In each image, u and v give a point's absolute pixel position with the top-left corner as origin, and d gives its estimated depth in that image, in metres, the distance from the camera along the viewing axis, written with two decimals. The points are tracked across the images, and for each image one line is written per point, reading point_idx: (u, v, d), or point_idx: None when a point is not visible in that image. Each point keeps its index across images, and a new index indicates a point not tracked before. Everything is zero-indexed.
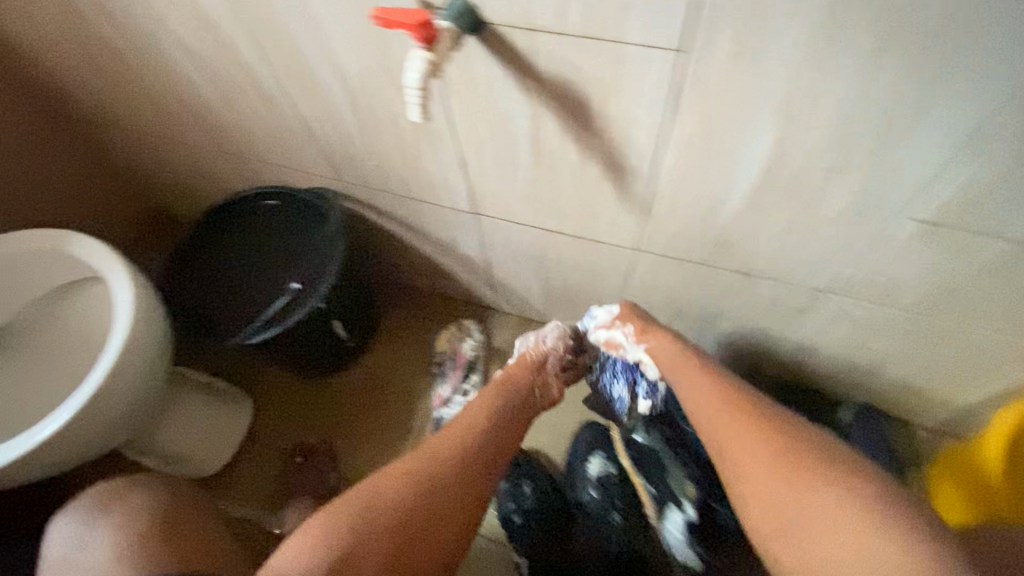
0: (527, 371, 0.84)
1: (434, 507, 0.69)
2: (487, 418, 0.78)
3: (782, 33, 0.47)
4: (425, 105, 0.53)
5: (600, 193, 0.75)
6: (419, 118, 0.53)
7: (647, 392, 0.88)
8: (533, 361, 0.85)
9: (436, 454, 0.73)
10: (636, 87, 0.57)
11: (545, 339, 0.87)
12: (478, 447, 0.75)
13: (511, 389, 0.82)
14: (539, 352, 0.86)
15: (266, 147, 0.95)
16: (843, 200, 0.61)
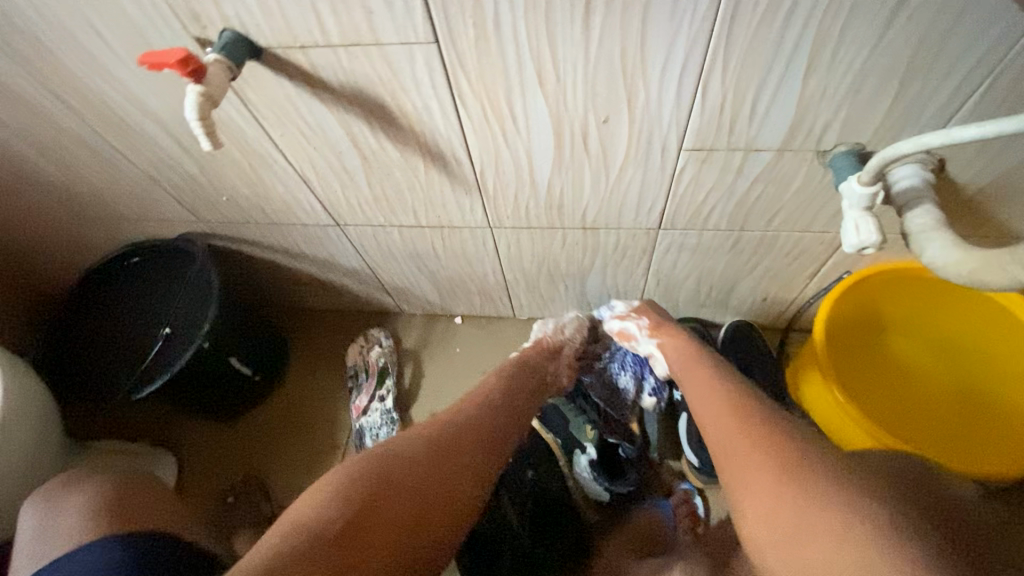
0: (546, 352, 0.89)
1: (460, 465, 0.68)
2: (508, 395, 0.80)
3: (508, 13, 0.53)
4: (211, 134, 0.56)
5: (435, 180, 0.80)
6: (209, 147, 0.56)
7: (654, 387, 0.95)
8: (550, 345, 0.90)
9: (460, 417, 0.73)
10: (415, 79, 0.62)
11: (566, 329, 0.92)
12: (496, 416, 0.76)
13: (528, 370, 0.85)
14: (556, 338, 0.91)
15: (118, 203, 0.94)
16: (627, 145, 0.68)
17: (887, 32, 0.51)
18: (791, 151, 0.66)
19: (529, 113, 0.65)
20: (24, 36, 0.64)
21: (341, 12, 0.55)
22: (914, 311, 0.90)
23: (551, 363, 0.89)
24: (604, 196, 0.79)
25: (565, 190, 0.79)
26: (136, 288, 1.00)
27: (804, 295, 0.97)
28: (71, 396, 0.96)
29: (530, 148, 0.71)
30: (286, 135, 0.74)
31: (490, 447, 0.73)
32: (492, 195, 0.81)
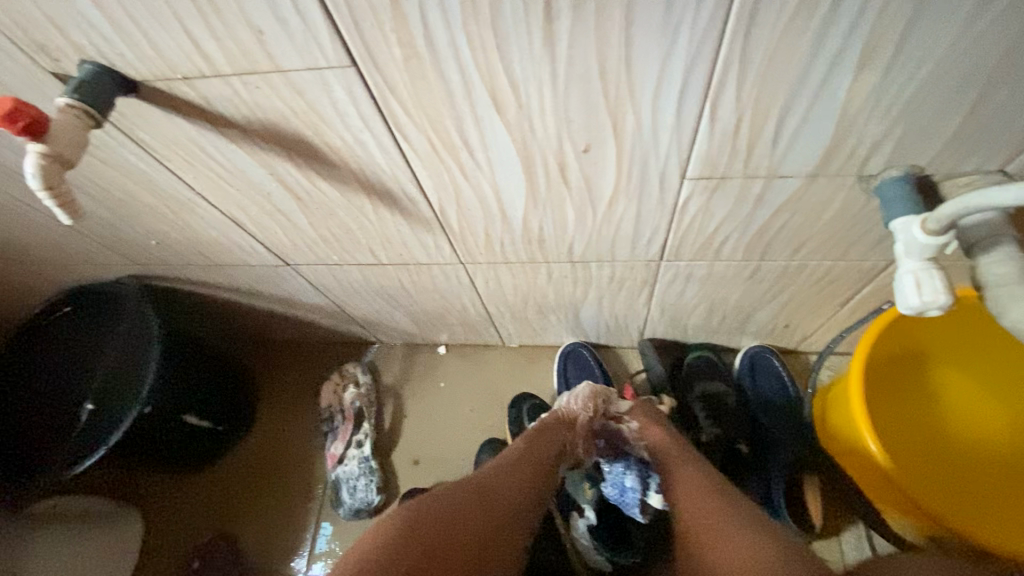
0: (563, 424, 0.76)
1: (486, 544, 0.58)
2: (532, 467, 0.68)
3: (439, 28, 0.39)
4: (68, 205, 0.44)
5: (388, 219, 0.66)
6: (68, 222, 0.45)
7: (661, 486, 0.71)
8: (567, 417, 0.77)
9: (488, 486, 0.63)
10: (335, 112, 0.48)
11: (578, 401, 0.77)
12: (521, 486, 0.66)
13: (546, 440, 0.73)
14: (568, 410, 0.77)
15: (38, 249, 0.83)
16: (614, 176, 0.54)
17: (971, 29, 0.36)
18: (825, 176, 0.52)
19: (488, 144, 0.52)
20: None
21: (219, 35, 0.41)
22: (975, 351, 0.75)
23: (570, 434, 0.75)
24: (592, 230, 0.65)
25: (545, 225, 0.65)
26: (66, 343, 0.88)
27: (833, 323, 0.83)
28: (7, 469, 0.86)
29: (496, 183, 0.57)
30: (199, 177, 0.60)
31: (505, 534, 0.61)
32: (459, 232, 0.68)
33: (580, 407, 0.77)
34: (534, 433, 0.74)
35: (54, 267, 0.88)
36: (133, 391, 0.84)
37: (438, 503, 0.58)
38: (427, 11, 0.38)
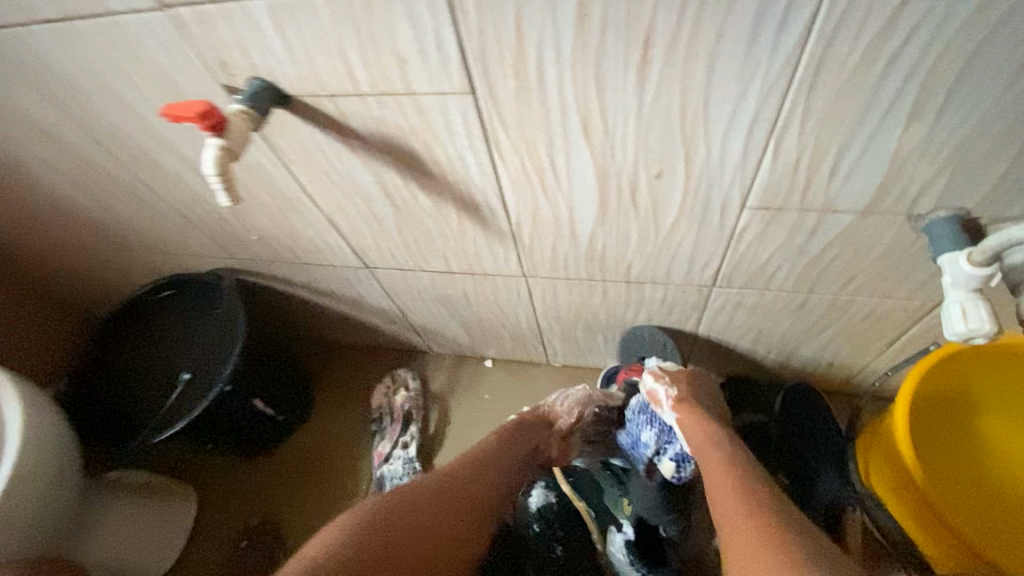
0: (541, 426, 0.91)
1: (461, 513, 0.75)
2: (506, 459, 0.83)
3: (551, 65, 0.48)
4: (230, 190, 0.53)
5: (468, 229, 0.74)
6: (227, 203, 0.53)
7: (675, 455, 0.80)
8: (543, 418, 0.92)
9: (465, 471, 0.78)
10: (446, 130, 0.57)
11: (566, 401, 0.93)
12: (496, 472, 0.81)
13: (523, 438, 0.87)
14: (553, 411, 0.93)
15: (153, 238, 0.95)
16: (678, 202, 0.61)
17: (1011, 87, 0.43)
18: (876, 213, 0.57)
19: (572, 167, 0.59)
20: (60, 78, 0.63)
21: (369, 62, 0.51)
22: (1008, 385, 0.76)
23: (547, 433, 0.91)
24: (651, 253, 0.71)
25: (609, 246, 0.71)
26: (160, 323, 0.99)
27: (876, 363, 0.85)
28: (97, 430, 0.97)
29: (572, 202, 0.65)
30: (315, 181, 0.70)
31: (479, 510, 0.77)
32: (528, 246, 0.75)
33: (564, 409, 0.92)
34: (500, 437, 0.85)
35: (157, 255, 1.00)
36: (215, 373, 0.93)
37: (423, 484, 0.74)
38: (544, 51, 0.47)
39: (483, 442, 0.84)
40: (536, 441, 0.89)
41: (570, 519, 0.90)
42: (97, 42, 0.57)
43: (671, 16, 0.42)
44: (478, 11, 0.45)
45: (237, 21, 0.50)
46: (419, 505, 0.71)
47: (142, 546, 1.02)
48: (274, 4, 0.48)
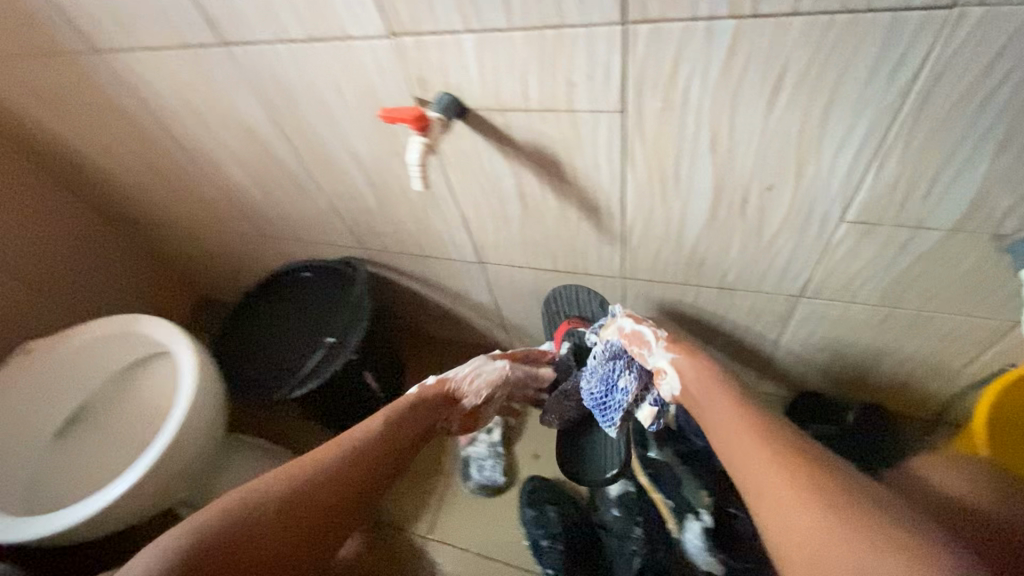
0: (433, 400, 0.91)
1: (332, 489, 0.76)
2: (395, 435, 0.84)
3: (698, 89, 0.60)
4: (425, 176, 0.66)
5: (584, 229, 0.86)
6: (421, 187, 0.67)
7: (655, 396, 0.88)
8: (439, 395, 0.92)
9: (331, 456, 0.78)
10: (593, 143, 0.70)
11: (484, 379, 0.93)
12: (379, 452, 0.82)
13: (417, 415, 0.88)
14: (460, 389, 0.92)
15: (300, 225, 1.11)
16: (783, 212, 0.71)
17: None
18: (963, 231, 0.65)
19: (693, 177, 0.70)
20: (279, 88, 0.79)
21: (545, 83, 0.64)
22: None
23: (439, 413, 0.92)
24: (747, 259, 0.81)
25: (709, 251, 0.81)
26: (294, 299, 1.16)
27: (951, 381, 0.90)
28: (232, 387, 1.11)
29: (685, 210, 0.76)
30: (462, 181, 0.84)
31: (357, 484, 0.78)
32: (634, 248, 0.86)
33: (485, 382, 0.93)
34: (401, 406, 0.87)
35: (291, 241, 1.18)
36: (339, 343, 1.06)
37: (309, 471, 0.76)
38: (694, 79, 0.59)
39: (388, 412, 0.86)
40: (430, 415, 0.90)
41: (647, 506, 0.97)
42: (321, 61, 0.72)
43: (805, 56, 0.54)
44: (647, 48, 0.57)
45: (447, 49, 0.65)
46: (314, 471, 0.76)
47: None
48: (482, 38, 0.62)
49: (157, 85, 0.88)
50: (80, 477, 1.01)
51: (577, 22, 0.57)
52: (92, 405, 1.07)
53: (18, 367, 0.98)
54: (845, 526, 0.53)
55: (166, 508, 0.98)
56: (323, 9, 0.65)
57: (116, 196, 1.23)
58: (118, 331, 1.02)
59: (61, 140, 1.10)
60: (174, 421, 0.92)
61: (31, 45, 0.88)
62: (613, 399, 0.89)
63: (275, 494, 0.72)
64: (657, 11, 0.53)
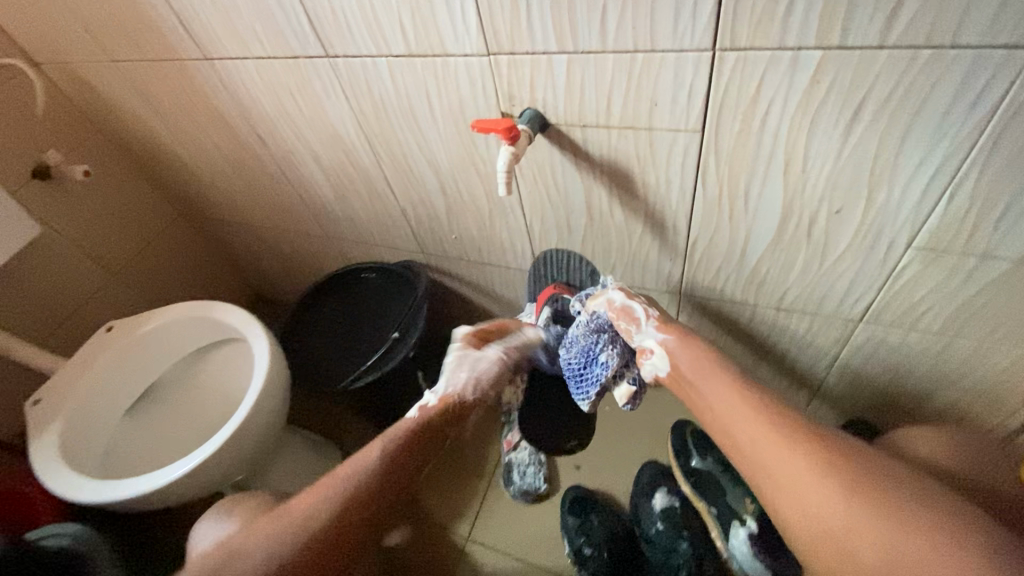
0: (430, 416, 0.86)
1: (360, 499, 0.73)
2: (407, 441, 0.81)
3: (778, 113, 0.63)
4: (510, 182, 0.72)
5: (646, 244, 0.89)
6: (506, 191, 0.72)
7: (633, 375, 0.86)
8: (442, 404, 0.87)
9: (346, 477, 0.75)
10: (667, 160, 0.74)
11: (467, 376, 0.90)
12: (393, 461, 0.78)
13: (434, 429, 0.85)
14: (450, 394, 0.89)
15: (366, 227, 1.18)
16: (850, 235, 0.73)
17: None
18: None
19: (762, 197, 0.73)
20: (371, 97, 0.86)
21: (628, 102, 0.69)
22: None
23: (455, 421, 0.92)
24: (809, 281, 0.83)
25: (771, 270, 0.84)
26: (358, 299, 1.25)
27: (1012, 419, 0.89)
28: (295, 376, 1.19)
29: (751, 228, 0.79)
30: (533, 192, 0.89)
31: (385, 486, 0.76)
32: (695, 264, 0.89)
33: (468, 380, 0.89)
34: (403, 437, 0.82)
35: (354, 242, 1.25)
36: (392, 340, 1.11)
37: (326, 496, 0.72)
38: (774, 103, 0.62)
39: (387, 442, 0.80)
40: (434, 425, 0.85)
41: (691, 519, 1.00)
42: (417, 74, 0.78)
43: (886, 86, 0.57)
44: (732, 73, 0.61)
45: (539, 68, 0.70)
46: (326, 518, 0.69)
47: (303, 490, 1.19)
48: (573, 59, 0.67)
49: (257, 90, 0.96)
50: (146, 451, 1.07)
51: (668, 47, 0.62)
52: (161, 386, 1.13)
53: (103, 341, 1.05)
54: (894, 529, 0.54)
55: (225, 486, 1.01)
56: (427, 27, 0.71)
57: (195, 192, 1.32)
58: (195, 316, 1.09)
59: (155, 139, 1.19)
60: (247, 402, 0.97)
61: (148, 52, 0.98)
62: (590, 371, 0.87)
63: (295, 550, 0.65)
64: (746, 40, 0.58)
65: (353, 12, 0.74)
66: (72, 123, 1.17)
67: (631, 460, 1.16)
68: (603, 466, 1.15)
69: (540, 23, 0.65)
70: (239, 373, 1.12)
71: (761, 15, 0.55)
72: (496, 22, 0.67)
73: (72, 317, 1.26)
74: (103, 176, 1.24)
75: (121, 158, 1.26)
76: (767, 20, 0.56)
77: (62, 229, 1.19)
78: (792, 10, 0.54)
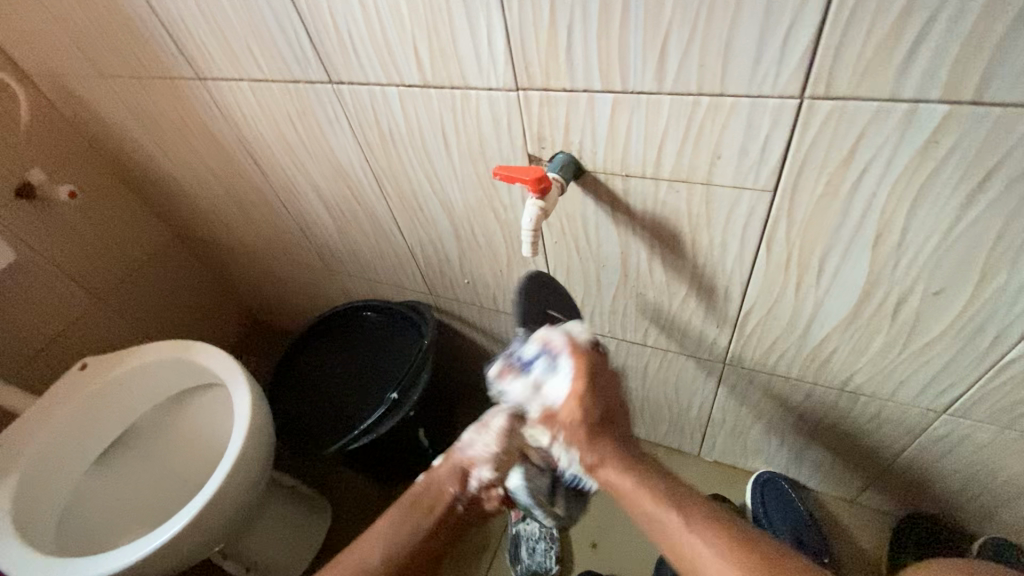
0: (432, 484, 0.72)
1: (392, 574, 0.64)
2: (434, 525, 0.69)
3: (875, 176, 0.51)
4: (536, 242, 0.62)
5: (689, 309, 0.76)
6: (530, 252, 0.62)
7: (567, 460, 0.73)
8: (443, 468, 0.72)
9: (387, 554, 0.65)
10: (725, 222, 0.62)
11: (489, 448, 0.71)
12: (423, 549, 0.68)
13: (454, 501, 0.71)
14: (465, 458, 0.72)
15: (370, 264, 1.07)
16: (944, 322, 0.60)
17: None
18: None
19: (840, 270, 0.61)
20: (378, 129, 0.75)
21: (683, 153, 0.57)
22: None
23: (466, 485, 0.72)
24: (886, 365, 0.69)
25: (840, 350, 0.70)
26: (355, 341, 1.13)
27: None
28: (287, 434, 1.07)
29: (820, 303, 0.66)
30: (558, 243, 0.77)
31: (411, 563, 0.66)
32: (747, 335, 0.76)
33: (485, 455, 0.71)
34: (419, 515, 0.69)
35: (356, 276, 1.13)
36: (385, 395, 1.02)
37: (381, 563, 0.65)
38: (869, 164, 0.51)
39: (411, 518, 0.69)
40: (443, 499, 0.71)
41: None
42: (431, 106, 0.67)
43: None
44: (823, 125, 0.50)
45: (577, 108, 0.58)
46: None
47: (292, 556, 1.07)
48: (620, 98, 0.55)
49: (253, 115, 0.86)
50: (113, 511, 0.94)
51: (742, 91, 0.50)
52: (134, 434, 1.00)
53: (71, 383, 0.94)
54: None
55: (197, 558, 0.89)
56: (446, 55, 0.60)
57: (190, 216, 1.21)
58: (174, 358, 0.97)
59: (148, 159, 1.10)
60: (223, 468, 0.84)
61: (137, 66, 0.89)
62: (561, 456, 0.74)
63: None
64: (847, 87, 0.46)
65: (361, 35, 0.63)
66: (61, 139, 1.07)
67: (653, 539, 1.02)
68: (620, 549, 1.02)
69: (583, 56, 0.54)
70: (221, 423, 1.00)
71: (872, 57, 0.44)
72: (529, 52, 0.56)
73: (49, 349, 1.14)
74: (92, 195, 1.14)
75: (112, 176, 1.17)
76: (880, 64, 0.44)
77: (43, 254, 1.09)
78: (917, 50, 0.42)
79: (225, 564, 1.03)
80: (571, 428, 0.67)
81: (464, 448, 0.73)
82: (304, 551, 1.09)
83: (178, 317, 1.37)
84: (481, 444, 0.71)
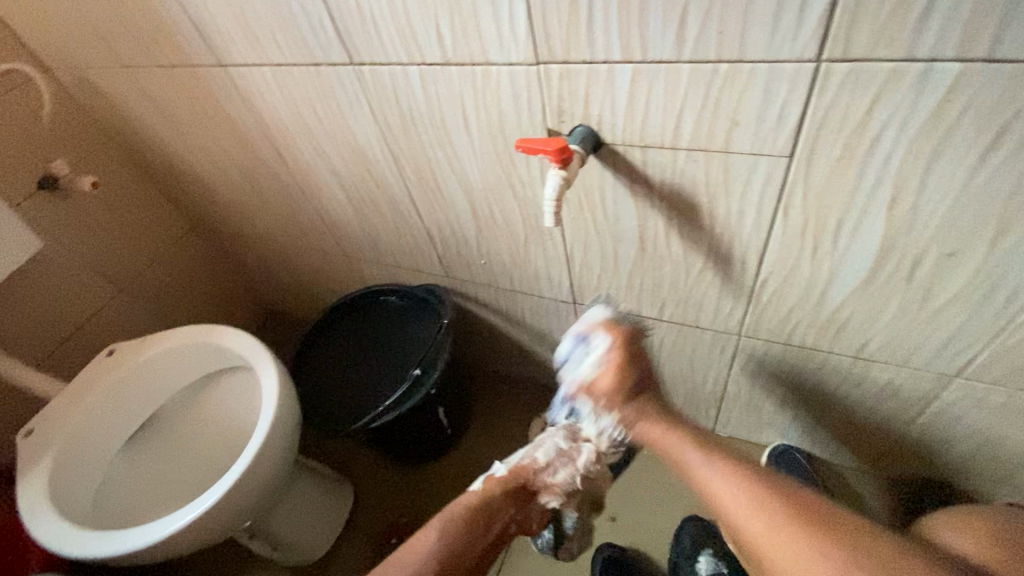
0: (503, 500, 0.77)
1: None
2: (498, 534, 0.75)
3: (890, 136, 0.53)
4: (558, 212, 0.64)
5: (706, 280, 0.78)
6: (553, 223, 0.64)
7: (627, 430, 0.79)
8: (517, 485, 0.79)
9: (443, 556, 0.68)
10: (741, 189, 0.63)
11: (570, 478, 0.81)
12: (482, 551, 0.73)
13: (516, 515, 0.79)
14: (540, 480, 0.80)
15: (387, 249, 1.09)
16: (959, 282, 0.62)
17: None
18: None
19: (856, 234, 0.62)
20: (399, 110, 0.77)
21: (701, 122, 0.59)
22: None
23: (530, 508, 0.81)
24: (900, 330, 0.71)
25: (855, 315, 0.72)
26: (373, 324, 1.15)
27: None
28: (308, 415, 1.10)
29: (837, 268, 0.67)
30: (576, 218, 0.79)
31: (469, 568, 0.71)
32: (762, 305, 0.77)
33: (560, 487, 0.80)
34: (485, 527, 0.74)
35: (372, 261, 1.15)
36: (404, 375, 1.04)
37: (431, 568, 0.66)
38: (884, 124, 0.52)
39: (479, 528, 0.73)
40: (505, 512, 0.77)
41: None
42: (452, 85, 0.69)
43: None
44: (840, 89, 0.51)
45: (596, 80, 0.60)
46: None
47: (317, 535, 1.10)
48: (639, 68, 0.57)
49: (274, 101, 0.88)
50: (143, 491, 0.97)
51: (759, 57, 0.51)
52: (162, 417, 1.03)
53: (101, 368, 0.96)
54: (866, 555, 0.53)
55: (228, 534, 0.92)
56: (468, 32, 0.62)
57: (209, 206, 1.24)
58: (200, 341, 0.99)
59: (168, 150, 1.12)
60: (252, 445, 0.86)
61: (159, 56, 0.91)
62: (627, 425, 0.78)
63: None
64: (863, 49, 0.48)
65: (384, 16, 0.65)
66: (83, 133, 1.09)
67: (669, 511, 1.04)
68: (637, 521, 1.04)
69: (604, 27, 0.55)
70: (246, 404, 1.02)
71: (888, 19, 0.45)
72: (550, 25, 0.57)
73: (75, 339, 1.17)
74: (114, 187, 1.16)
75: (132, 168, 1.19)
76: (896, 25, 0.45)
77: (69, 245, 1.11)
78: (932, 9, 0.44)
79: (253, 543, 1.06)
80: (610, 395, 0.71)
81: (541, 469, 0.81)
82: (329, 529, 1.12)
83: (197, 307, 1.39)
84: (566, 475, 0.80)
